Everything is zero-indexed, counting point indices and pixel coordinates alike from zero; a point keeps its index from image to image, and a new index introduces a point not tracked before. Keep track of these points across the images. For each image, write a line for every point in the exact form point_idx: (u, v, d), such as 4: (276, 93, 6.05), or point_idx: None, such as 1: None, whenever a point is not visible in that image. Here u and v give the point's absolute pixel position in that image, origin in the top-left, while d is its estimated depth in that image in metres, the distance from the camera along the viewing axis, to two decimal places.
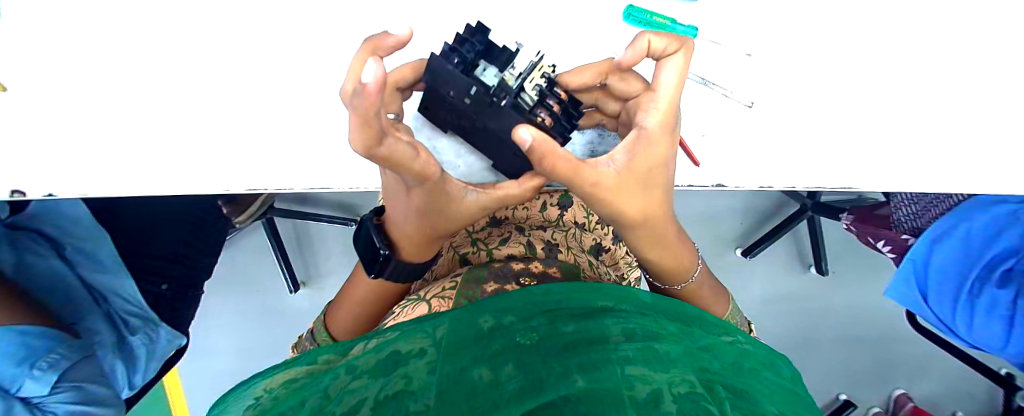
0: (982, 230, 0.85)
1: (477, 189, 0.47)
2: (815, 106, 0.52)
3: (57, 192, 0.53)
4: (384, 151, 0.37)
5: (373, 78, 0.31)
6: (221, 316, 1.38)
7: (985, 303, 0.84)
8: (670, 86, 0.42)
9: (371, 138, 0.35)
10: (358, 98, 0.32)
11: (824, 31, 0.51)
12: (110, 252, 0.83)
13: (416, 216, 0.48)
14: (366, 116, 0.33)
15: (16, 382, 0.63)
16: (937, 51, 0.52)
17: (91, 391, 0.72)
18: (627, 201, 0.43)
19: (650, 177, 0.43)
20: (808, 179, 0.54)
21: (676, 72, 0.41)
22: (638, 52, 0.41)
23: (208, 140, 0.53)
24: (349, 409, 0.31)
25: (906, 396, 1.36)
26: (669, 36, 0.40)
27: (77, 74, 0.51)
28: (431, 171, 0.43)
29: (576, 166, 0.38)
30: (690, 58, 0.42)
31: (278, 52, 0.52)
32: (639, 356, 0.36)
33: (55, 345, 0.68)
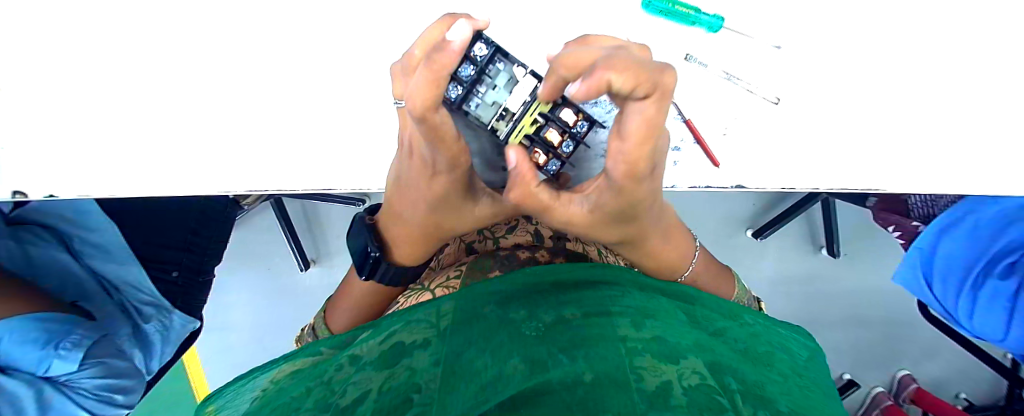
0: (991, 221, 0.85)
1: (489, 194, 0.47)
2: (845, 103, 0.49)
3: (58, 193, 0.52)
4: (436, 119, 0.33)
5: (462, 37, 0.29)
6: (232, 293, 1.40)
7: (987, 294, 0.85)
8: (636, 138, 0.31)
9: (433, 101, 0.31)
10: (436, 53, 0.29)
11: (859, 23, 0.48)
12: (119, 240, 0.84)
13: (426, 207, 0.47)
14: (437, 78, 0.30)
15: (45, 363, 0.70)
16: (977, 46, 0.49)
17: (117, 365, 0.78)
18: (603, 231, 0.43)
19: (628, 214, 0.41)
20: (833, 180, 0.51)
21: (639, 123, 0.30)
22: (593, 92, 0.28)
23: (208, 139, 0.52)
24: (352, 403, 0.31)
25: (911, 377, 1.39)
26: (632, 77, 0.27)
27: (77, 70, 0.49)
28: (461, 159, 0.40)
29: (546, 205, 0.39)
30: (668, 103, 0.29)
31: (283, 45, 0.50)
32: (648, 347, 0.35)
33: (75, 327, 0.74)
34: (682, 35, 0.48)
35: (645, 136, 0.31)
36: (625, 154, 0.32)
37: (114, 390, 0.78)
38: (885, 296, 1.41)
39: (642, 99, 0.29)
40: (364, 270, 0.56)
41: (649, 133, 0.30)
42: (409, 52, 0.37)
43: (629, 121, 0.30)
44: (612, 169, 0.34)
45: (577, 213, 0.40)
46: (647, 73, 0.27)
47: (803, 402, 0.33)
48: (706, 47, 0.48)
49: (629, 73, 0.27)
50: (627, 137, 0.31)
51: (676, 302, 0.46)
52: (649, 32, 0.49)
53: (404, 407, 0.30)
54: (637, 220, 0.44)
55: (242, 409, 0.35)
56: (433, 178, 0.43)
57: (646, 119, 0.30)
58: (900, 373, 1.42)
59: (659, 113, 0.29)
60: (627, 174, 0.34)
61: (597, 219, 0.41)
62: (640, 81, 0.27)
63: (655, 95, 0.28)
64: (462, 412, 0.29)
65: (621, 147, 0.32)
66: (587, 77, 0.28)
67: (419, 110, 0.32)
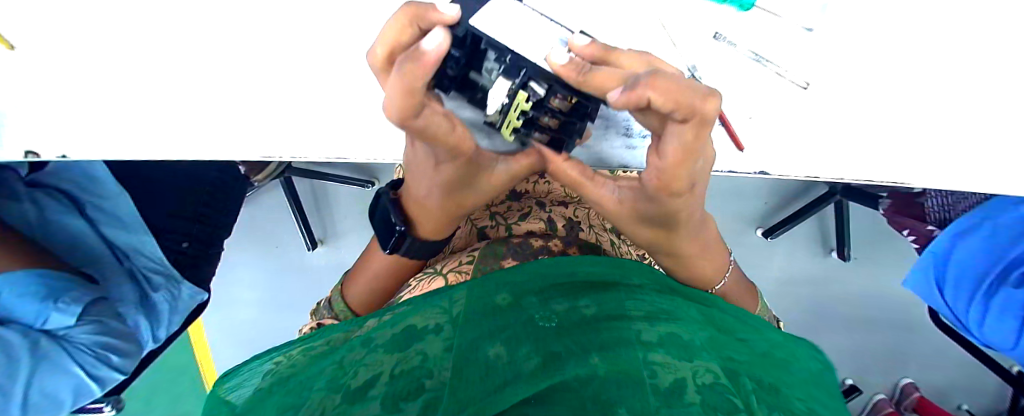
0: (1012, 226, 0.84)
1: (506, 159, 0.47)
2: (876, 91, 0.48)
3: (70, 154, 0.52)
4: (419, 122, 0.37)
5: (436, 47, 0.32)
6: (240, 270, 1.41)
7: (998, 302, 0.82)
8: (671, 153, 0.37)
9: (409, 108, 0.35)
10: (410, 62, 0.32)
11: (894, 9, 0.47)
12: (130, 210, 0.86)
13: (438, 190, 0.48)
14: (410, 85, 0.33)
15: (43, 316, 0.70)
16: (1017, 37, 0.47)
17: (112, 326, 0.79)
18: (630, 225, 0.48)
19: (663, 219, 0.45)
20: (859, 171, 0.50)
21: (676, 144, 0.36)
22: (632, 105, 0.34)
23: (224, 104, 0.51)
24: (364, 384, 0.31)
25: (914, 385, 1.37)
26: (672, 99, 0.32)
27: (100, 28, 0.49)
28: (465, 146, 0.42)
29: (576, 180, 0.46)
30: (706, 127, 0.35)
31: (305, 11, 0.50)
32: (663, 343, 0.35)
33: (75, 286, 0.75)
34: (710, 13, 0.47)
35: (681, 154, 0.37)
36: (659, 170, 0.39)
37: (108, 349, 0.77)
38: (893, 301, 1.39)
39: (682, 122, 0.35)
40: (388, 243, 0.56)
41: (683, 151, 0.37)
42: (373, 52, 0.38)
43: (668, 137, 0.37)
44: (647, 180, 0.41)
45: (607, 198, 0.46)
46: (689, 100, 0.33)
47: (817, 408, 0.33)
48: (736, 26, 0.47)
49: (671, 99, 0.32)
50: (664, 155, 0.38)
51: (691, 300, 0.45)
52: (675, 9, 0.48)
53: (415, 393, 0.30)
54: (665, 226, 0.47)
55: (255, 386, 0.35)
56: (439, 165, 0.45)
57: (682, 140, 0.36)
58: (903, 381, 1.40)
59: (696, 136, 0.35)
60: (660, 188, 0.40)
61: (625, 210, 0.46)
62: (680, 105, 0.33)
63: (694, 120, 0.34)
64: (476, 398, 0.29)
65: (658, 163, 0.39)
66: (631, 91, 0.33)
67: (397, 117, 0.36)
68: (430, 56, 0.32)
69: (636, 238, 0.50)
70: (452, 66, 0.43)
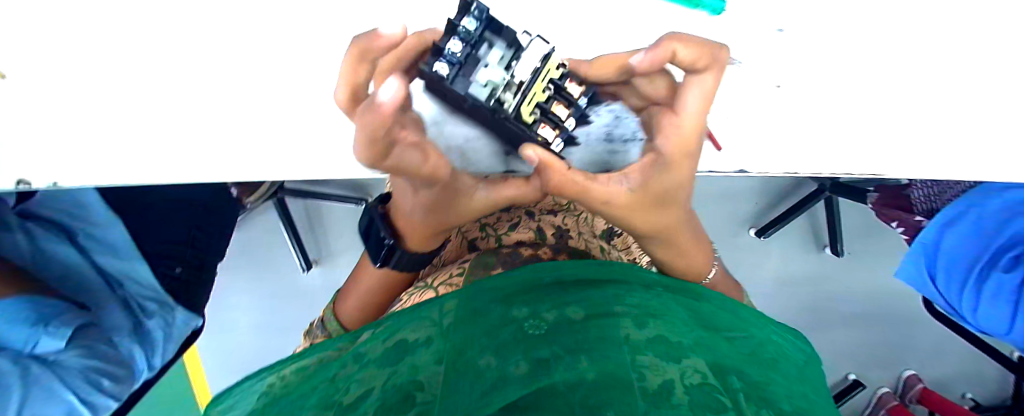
0: (994, 216, 0.85)
1: (487, 186, 0.46)
2: (849, 86, 0.49)
3: (62, 181, 0.53)
4: (392, 161, 0.38)
5: (391, 97, 0.33)
6: (234, 294, 1.40)
7: (991, 288, 0.83)
8: (693, 107, 0.40)
9: (377, 152, 0.37)
10: (369, 114, 0.34)
11: (865, 6, 0.48)
12: (124, 235, 0.86)
13: (422, 211, 0.48)
14: (372, 135, 0.35)
15: (32, 341, 0.70)
16: (982, 29, 0.49)
17: (104, 349, 0.80)
18: (641, 216, 0.44)
19: (669, 196, 0.43)
20: (834, 166, 0.51)
21: (698, 95, 0.39)
22: (661, 60, 0.37)
23: (212, 127, 0.53)
24: (356, 400, 0.31)
25: (916, 377, 1.37)
26: (697, 50, 0.37)
27: (87, 56, 0.50)
28: (442, 172, 0.41)
29: (583, 186, 0.41)
30: (720, 80, 0.39)
31: (288, 34, 0.51)
32: (651, 346, 0.35)
33: (65, 311, 0.75)
34: (684, 18, 0.48)
35: (702, 105, 0.40)
36: (680, 124, 0.41)
37: (101, 374, 0.78)
38: (887, 294, 1.40)
39: (703, 72, 0.38)
40: (379, 258, 0.57)
41: (703, 102, 0.40)
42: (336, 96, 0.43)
43: (688, 93, 0.40)
44: (663, 143, 0.42)
45: (619, 191, 0.41)
46: (709, 49, 0.37)
47: (806, 405, 0.33)
48: (709, 29, 0.48)
49: (697, 48, 0.37)
50: (685, 109, 0.40)
51: (678, 301, 0.46)
52: (652, 15, 0.49)
53: (407, 406, 0.30)
54: (671, 205, 0.45)
55: (247, 406, 0.35)
56: (419, 192, 0.45)
57: (704, 89, 0.39)
58: (906, 372, 1.40)
59: (716, 84, 0.39)
60: (679, 147, 0.41)
61: (638, 200, 0.42)
62: (702, 55, 0.37)
63: (713, 67, 0.37)
64: (466, 408, 0.29)
65: (677, 120, 0.41)
66: (659, 48, 0.37)
67: (366, 160, 0.38)
68: (384, 106, 0.33)
69: (643, 233, 0.47)
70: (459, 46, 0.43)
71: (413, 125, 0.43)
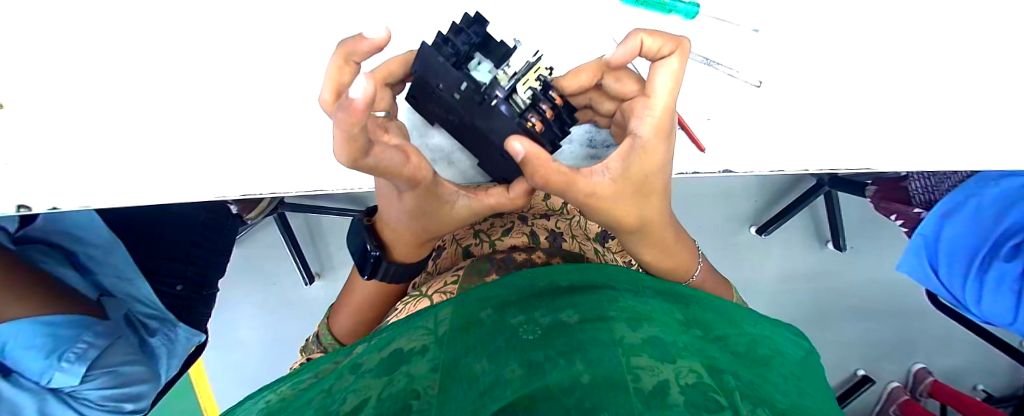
0: (993, 204, 0.85)
1: (468, 194, 0.47)
2: (827, 83, 0.50)
3: (61, 205, 0.53)
4: (371, 161, 0.39)
5: (361, 95, 0.32)
6: (238, 309, 1.41)
7: (994, 276, 0.83)
8: (664, 90, 0.42)
9: (357, 150, 0.37)
10: (344, 112, 0.33)
11: (834, 5, 0.49)
12: (122, 259, 0.87)
13: (407, 217, 0.50)
14: (349, 129, 0.34)
15: (48, 374, 0.71)
16: (951, 23, 0.50)
17: (127, 373, 0.80)
18: (621, 207, 0.46)
19: (645, 184, 0.46)
20: (821, 161, 0.51)
21: (667, 77, 0.42)
22: (631, 50, 0.41)
23: (207, 146, 0.53)
24: (351, 410, 0.32)
25: (926, 371, 1.36)
26: (660, 37, 0.40)
27: (86, 81, 0.51)
28: (422, 173, 0.43)
29: (569, 178, 0.41)
30: (686, 62, 0.42)
31: (278, 52, 0.52)
32: (645, 347, 0.35)
33: (83, 333, 0.74)
34: (660, 23, 0.49)
35: (672, 90, 0.42)
36: (652, 107, 0.42)
37: (123, 399, 0.80)
38: (892, 287, 1.39)
39: (668, 56, 0.41)
40: (366, 269, 0.57)
41: (673, 85, 0.42)
42: (321, 98, 0.40)
43: (657, 77, 0.42)
44: (640, 132, 0.43)
45: (601, 183, 0.43)
46: (671, 36, 0.41)
47: (802, 403, 0.33)
48: (687, 33, 0.49)
49: (657, 34, 0.41)
50: (656, 92, 0.42)
51: (671, 303, 0.46)
52: (629, 22, 0.50)
53: (403, 412, 0.30)
54: (649, 196, 0.47)
55: None
56: (403, 194, 0.46)
57: (670, 73, 0.42)
58: (915, 366, 1.39)
59: (682, 65, 0.41)
60: (657, 130, 0.42)
61: (619, 188, 0.44)
62: (665, 41, 0.41)
63: (678, 52, 0.41)
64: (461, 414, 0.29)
65: (648, 102, 0.43)
66: (627, 39, 0.41)
67: (347, 161, 0.38)
68: (357, 103, 0.32)
69: (625, 229, 0.49)
70: (464, 39, 0.45)
71: (396, 131, 0.46)
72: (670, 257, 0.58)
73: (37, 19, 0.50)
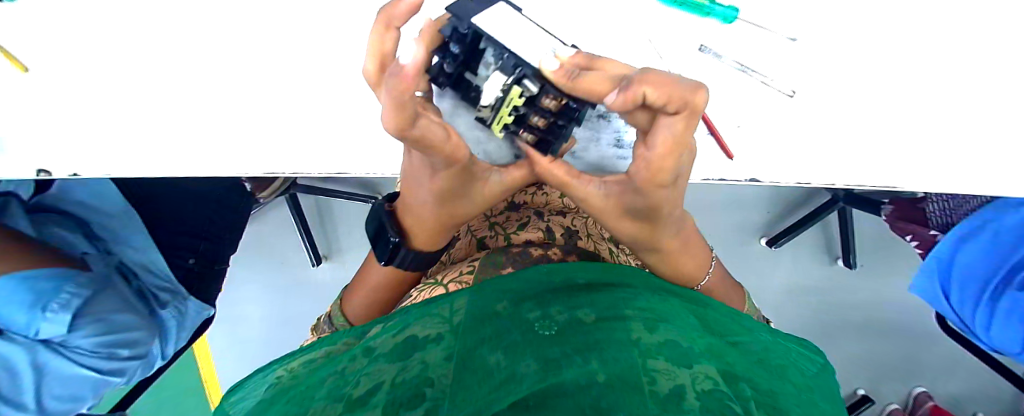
0: (1009, 233, 0.83)
1: (501, 170, 0.50)
2: (860, 97, 0.49)
3: (86, 170, 0.54)
4: (416, 132, 0.39)
5: (413, 60, 0.34)
6: (245, 286, 1.42)
7: (1005, 305, 0.81)
8: (660, 147, 0.39)
9: (404, 118, 0.37)
10: (394, 78, 0.34)
11: (874, 17, 0.48)
12: (138, 228, 0.89)
13: (436, 201, 0.50)
14: (400, 96, 0.35)
15: (34, 326, 0.68)
16: (997, 43, 0.49)
17: (116, 321, 0.78)
18: (614, 223, 0.48)
19: (651, 214, 0.46)
20: (843, 175, 0.51)
21: (669, 135, 0.38)
22: (632, 103, 0.36)
23: (232, 121, 0.54)
24: (365, 394, 0.32)
25: (926, 394, 1.35)
26: (665, 93, 0.35)
27: (115, 49, 0.52)
28: (460, 154, 0.44)
29: (565, 180, 0.47)
30: (694, 120, 0.37)
31: (307, 30, 0.52)
32: (662, 350, 0.35)
33: (65, 285, 0.71)
34: (695, 26, 0.49)
35: (675, 144, 0.39)
36: (649, 161, 0.40)
37: (118, 346, 0.78)
38: (900, 309, 1.38)
39: (673, 114, 0.37)
40: (381, 255, 0.58)
41: (672, 143, 0.38)
42: (366, 69, 0.41)
43: (659, 130, 0.38)
44: (636, 173, 0.42)
45: (594, 195, 0.47)
46: (680, 93, 0.35)
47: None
48: (722, 37, 0.49)
49: (663, 91, 0.35)
50: (653, 146, 0.39)
51: (686, 307, 0.46)
52: (663, 22, 0.49)
53: (416, 401, 0.31)
54: (652, 221, 0.47)
55: (259, 397, 0.36)
56: (436, 173, 0.46)
57: (672, 131, 0.38)
58: (916, 389, 1.38)
59: (685, 126, 0.37)
60: (649, 181, 0.42)
61: (610, 207, 0.46)
62: (671, 98, 0.35)
63: (684, 113, 0.36)
64: (476, 404, 0.29)
65: (647, 154, 0.40)
66: (627, 89, 0.35)
67: (395, 130, 0.38)
68: (409, 71, 0.34)
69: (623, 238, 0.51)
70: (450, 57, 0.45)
71: (434, 110, 0.46)
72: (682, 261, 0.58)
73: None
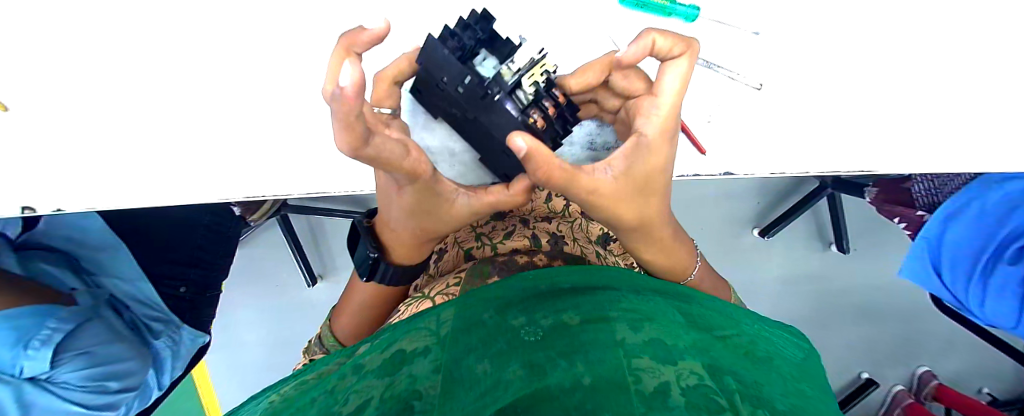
0: (995, 208, 0.84)
1: (468, 192, 0.48)
2: (827, 86, 0.50)
3: (66, 207, 0.54)
4: (370, 151, 0.37)
5: (351, 81, 0.31)
6: (241, 311, 1.41)
7: (996, 282, 0.83)
8: (671, 92, 0.42)
9: (356, 139, 0.35)
10: (336, 101, 0.32)
11: (834, 5, 0.49)
12: (128, 262, 0.89)
13: (405, 214, 0.50)
14: (345, 120, 0.33)
15: (17, 365, 0.67)
16: (971, 25, 0.50)
17: (104, 353, 0.77)
18: (621, 205, 0.44)
19: (649, 186, 0.45)
20: (820, 163, 0.51)
21: (677, 76, 0.41)
22: (643, 50, 0.40)
23: (211, 148, 0.54)
24: (353, 411, 0.32)
25: (931, 374, 1.35)
26: (674, 38, 0.39)
27: (90, 84, 0.52)
28: (421, 169, 0.43)
29: (572, 175, 0.39)
30: (694, 64, 0.41)
31: (279, 53, 0.53)
32: (646, 349, 0.35)
33: (46, 321, 0.71)
34: (659, 25, 0.49)
35: (680, 88, 0.42)
36: (660, 106, 0.43)
37: (108, 377, 0.77)
38: (896, 290, 1.38)
39: (678, 58, 0.41)
40: (364, 271, 0.58)
41: (679, 87, 0.42)
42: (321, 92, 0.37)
43: (664, 78, 0.42)
44: (647, 128, 0.43)
45: (604, 180, 0.41)
46: (682, 37, 0.40)
47: (802, 404, 0.33)
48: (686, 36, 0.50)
49: (671, 38, 0.40)
50: (664, 93, 0.42)
51: (672, 305, 0.46)
52: (629, 25, 0.50)
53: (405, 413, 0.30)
54: (649, 195, 0.46)
55: None
56: (402, 188, 0.46)
57: (678, 75, 0.42)
58: (920, 370, 1.38)
59: (690, 67, 0.41)
60: (661, 130, 0.43)
61: (620, 186, 0.43)
62: (677, 42, 0.40)
63: (690, 53, 0.41)
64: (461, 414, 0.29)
65: (656, 100, 0.43)
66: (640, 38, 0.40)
67: (348, 152, 0.36)
68: (347, 91, 0.31)
69: (622, 227, 0.48)
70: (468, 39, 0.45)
71: (398, 127, 0.45)
72: (667, 259, 0.58)
73: (37, 17, 0.50)
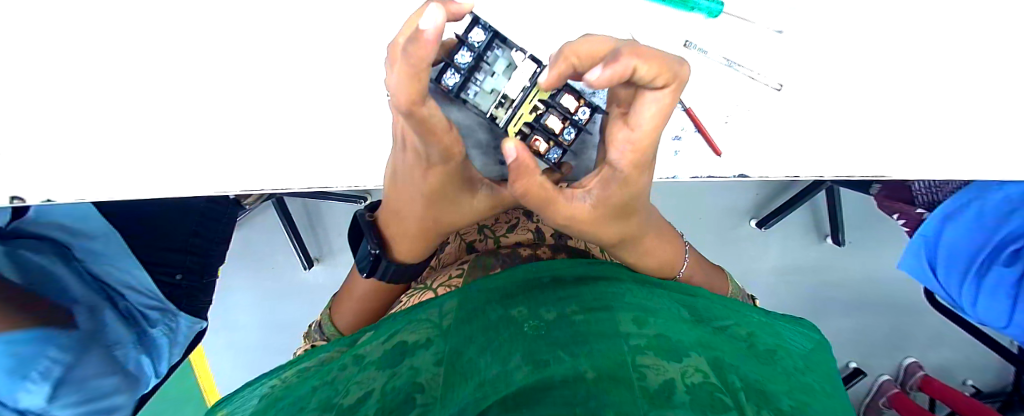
0: (996, 208, 0.83)
1: (489, 186, 0.48)
2: (845, 88, 0.50)
3: (56, 197, 0.52)
4: (425, 112, 0.34)
5: (436, 24, 0.28)
6: (237, 293, 1.40)
7: (991, 281, 0.84)
8: (645, 126, 0.35)
9: (417, 94, 0.32)
10: (412, 44, 0.29)
11: (856, 6, 0.48)
12: (122, 247, 0.87)
13: (422, 203, 0.47)
14: (417, 64, 0.30)
15: (11, 396, 0.68)
16: (994, 29, 0.49)
17: (98, 385, 0.78)
18: (599, 229, 0.44)
19: (630, 206, 0.43)
20: (831, 165, 0.51)
21: (654, 112, 0.35)
22: (616, 74, 0.32)
23: (211, 139, 0.52)
24: (356, 403, 0.31)
25: (917, 364, 1.37)
26: (656, 65, 0.32)
27: (83, 69, 0.49)
28: (454, 150, 0.40)
29: (552, 194, 0.38)
30: (677, 99, 0.35)
31: (284, 41, 0.50)
32: (651, 344, 0.35)
33: (47, 350, 0.71)
34: (681, 21, 0.48)
35: (657, 123, 0.35)
36: (634, 142, 0.36)
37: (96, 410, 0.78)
38: (889, 284, 1.40)
39: (659, 89, 0.34)
40: (365, 267, 0.57)
41: (658, 121, 0.35)
42: (395, 41, 0.34)
43: (641, 110, 0.35)
44: (618, 160, 0.38)
45: (580, 208, 0.41)
46: (668, 66, 0.32)
47: (804, 400, 0.33)
48: (707, 32, 0.49)
49: (655, 64, 0.32)
50: (638, 126, 0.36)
51: (674, 297, 0.46)
52: (647, 19, 0.49)
53: (406, 408, 0.30)
54: (633, 215, 0.45)
55: (250, 407, 0.36)
56: (428, 170, 0.43)
57: (658, 107, 0.34)
58: (907, 361, 1.40)
59: (673, 102, 0.35)
60: (634, 164, 0.38)
61: (598, 215, 0.42)
62: (661, 71, 0.32)
63: (672, 86, 0.33)
64: (460, 410, 0.29)
65: (630, 135, 0.36)
66: (615, 62, 0.31)
67: (405, 105, 0.33)
68: (430, 34, 0.28)
69: (605, 243, 0.48)
70: (465, 60, 0.41)
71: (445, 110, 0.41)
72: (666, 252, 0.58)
73: None
